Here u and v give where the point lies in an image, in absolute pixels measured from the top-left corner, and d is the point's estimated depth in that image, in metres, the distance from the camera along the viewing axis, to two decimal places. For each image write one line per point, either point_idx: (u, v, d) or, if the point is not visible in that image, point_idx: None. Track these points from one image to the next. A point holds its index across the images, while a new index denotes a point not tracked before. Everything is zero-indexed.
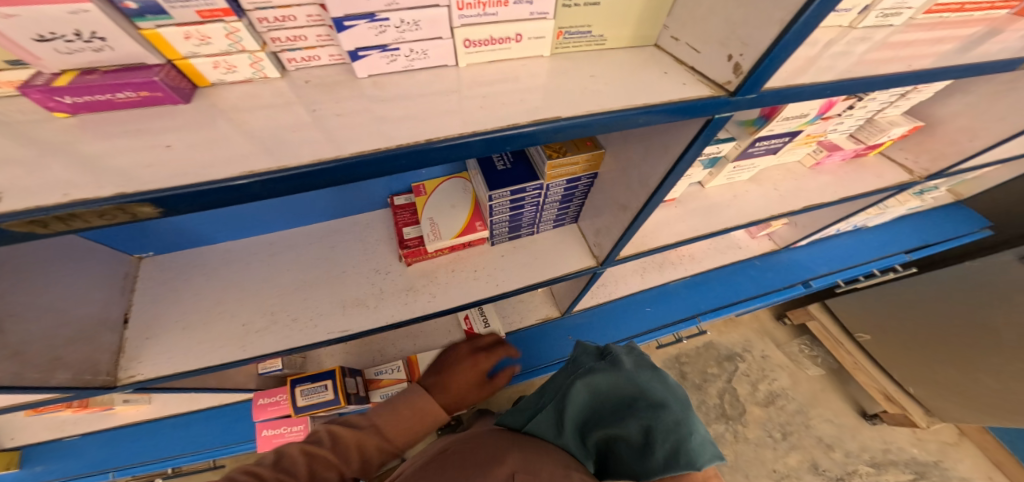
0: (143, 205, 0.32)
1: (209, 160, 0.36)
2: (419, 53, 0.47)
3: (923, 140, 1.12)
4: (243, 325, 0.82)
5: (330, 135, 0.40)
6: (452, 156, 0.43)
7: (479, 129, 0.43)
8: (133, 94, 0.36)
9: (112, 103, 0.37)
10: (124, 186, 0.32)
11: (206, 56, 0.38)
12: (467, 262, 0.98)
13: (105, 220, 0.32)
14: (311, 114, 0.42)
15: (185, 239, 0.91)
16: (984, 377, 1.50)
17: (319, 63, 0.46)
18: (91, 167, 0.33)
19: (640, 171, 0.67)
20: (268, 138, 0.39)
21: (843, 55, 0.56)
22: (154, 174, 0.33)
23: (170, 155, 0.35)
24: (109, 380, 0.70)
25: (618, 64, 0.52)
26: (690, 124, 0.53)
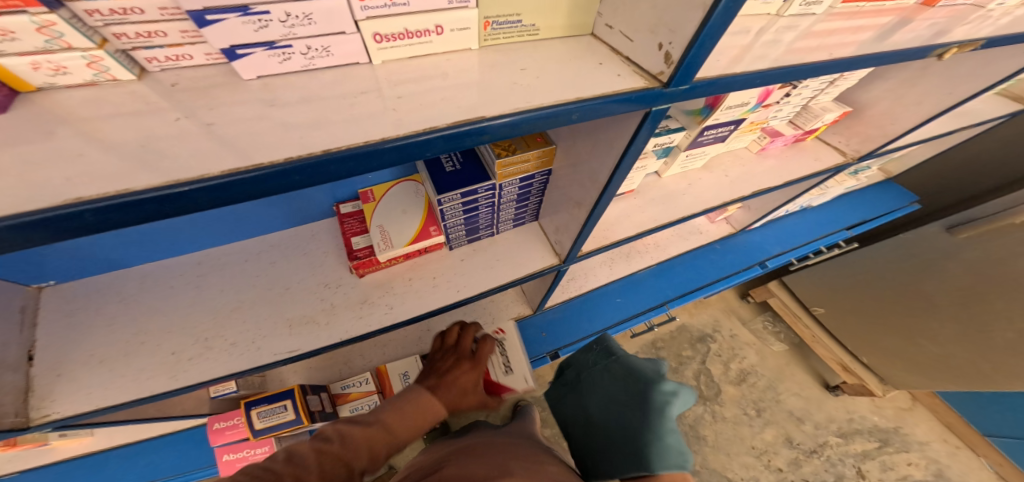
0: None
1: (33, 185, 0.29)
2: (320, 51, 0.41)
3: (851, 123, 1.13)
4: (173, 353, 0.75)
5: (223, 141, 0.35)
6: (361, 168, 0.37)
7: (388, 136, 0.37)
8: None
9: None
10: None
11: (19, 54, 0.31)
12: (424, 269, 0.93)
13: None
14: (184, 123, 0.36)
15: (98, 263, 0.81)
16: (926, 343, 1.58)
17: (193, 63, 0.40)
18: None
19: (590, 168, 0.64)
20: (144, 152, 0.33)
21: (773, 45, 0.53)
22: None
23: None
24: (19, 422, 0.61)
25: (551, 56, 0.47)
26: (629, 117, 0.49)
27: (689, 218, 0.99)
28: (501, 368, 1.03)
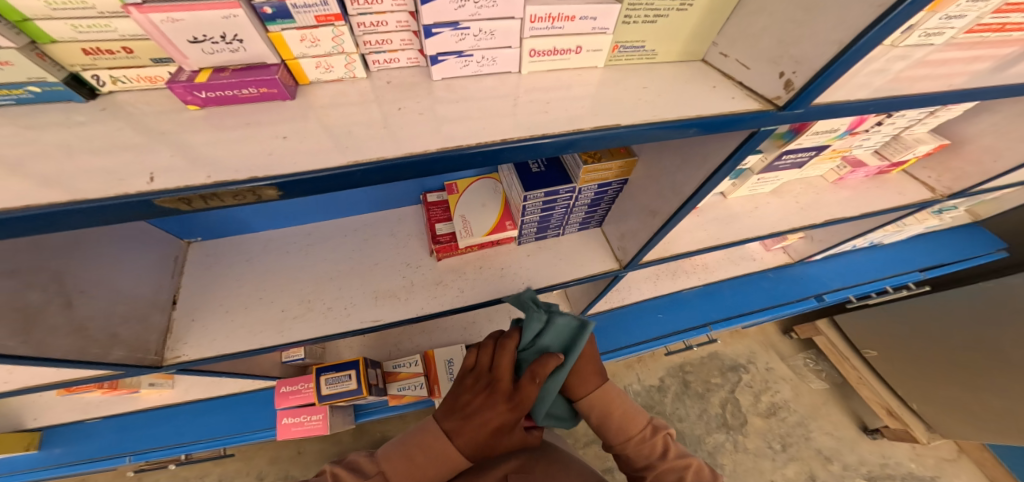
0: (272, 187, 0.36)
1: (313, 151, 0.40)
2: (488, 60, 0.51)
3: (947, 157, 1.15)
4: (282, 311, 0.85)
5: (391, 131, 0.44)
6: (520, 156, 0.46)
7: (547, 132, 0.46)
8: (255, 90, 0.42)
9: (232, 98, 0.43)
10: (256, 171, 0.37)
11: (313, 56, 0.44)
12: (494, 259, 1.01)
13: (234, 200, 0.36)
14: (396, 112, 0.47)
15: (231, 227, 0.95)
16: (988, 397, 1.59)
17: (398, 65, 0.52)
18: (217, 154, 0.38)
19: (673, 179, 0.71)
20: (340, 132, 0.43)
21: (881, 72, 0.61)
22: (274, 159, 0.38)
23: (286, 145, 0.40)
24: (157, 360, 0.73)
25: (667, 77, 0.56)
26: (734, 135, 0.56)
27: (747, 242, 1.05)
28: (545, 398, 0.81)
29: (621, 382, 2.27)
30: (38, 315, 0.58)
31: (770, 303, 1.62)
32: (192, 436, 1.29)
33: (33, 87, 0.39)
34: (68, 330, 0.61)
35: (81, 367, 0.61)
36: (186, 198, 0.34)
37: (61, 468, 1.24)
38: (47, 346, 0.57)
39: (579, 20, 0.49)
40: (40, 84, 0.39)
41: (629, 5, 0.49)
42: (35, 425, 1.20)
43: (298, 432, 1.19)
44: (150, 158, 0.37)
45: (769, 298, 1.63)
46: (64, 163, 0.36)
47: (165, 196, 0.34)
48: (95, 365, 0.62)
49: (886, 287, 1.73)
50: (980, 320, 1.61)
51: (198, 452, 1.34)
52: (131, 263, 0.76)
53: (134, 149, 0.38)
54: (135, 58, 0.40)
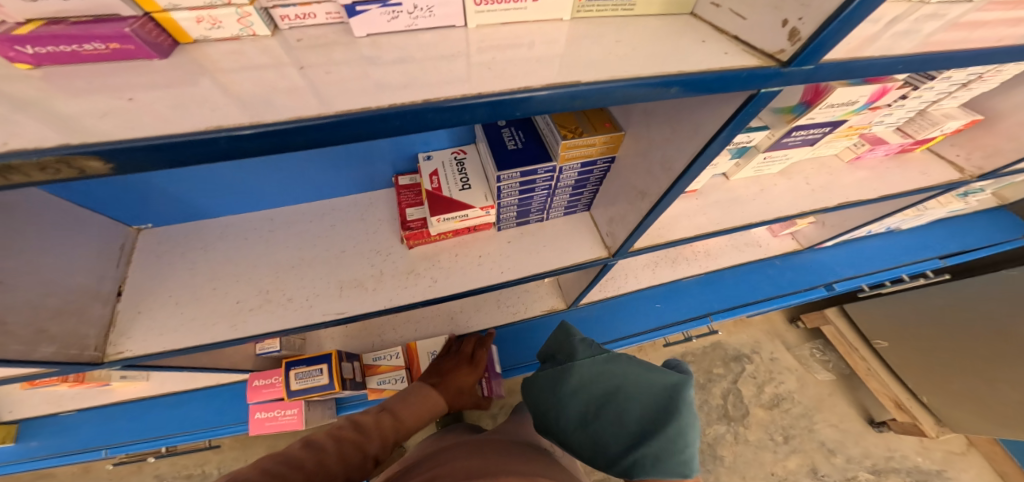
0: (95, 157, 0.27)
1: (175, 119, 0.31)
2: (422, 9, 0.41)
3: (976, 134, 1.03)
4: (237, 303, 0.79)
5: (302, 96, 0.36)
6: (453, 120, 0.37)
7: (481, 91, 0.36)
8: (103, 47, 0.33)
9: (81, 57, 0.34)
10: (89, 138, 0.28)
11: (190, 9, 0.35)
12: (470, 247, 0.93)
13: (41, 176, 0.27)
14: (303, 75, 0.38)
15: (183, 213, 0.88)
16: (1005, 387, 1.50)
17: (316, 22, 0.43)
18: (39, 124, 0.30)
19: (663, 150, 0.57)
20: (241, 97, 0.35)
21: (907, 34, 0.48)
22: (120, 129, 0.30)
23: (141, 111, 0.32)
24: (97, 356, 0.66)
25: (650, 31, 0.44)
26: (725, 102, 0.43)
27: (753, 228, 0.94)
28: (458, 183, 0.85)
29: None
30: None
31: (777, 292, 1.52)
32: (167, 429, 1.25)
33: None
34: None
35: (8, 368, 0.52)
36: None
37: (41, 461, 1.20)
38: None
39: None
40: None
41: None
42: (11, 417, 1.16)
43: (270, 427, 1.14)
44: None
45: (776, 286, 1.54)
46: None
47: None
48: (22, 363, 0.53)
49: (901, 275, 1.63)
50: (1003, 308, 1.50)
51: (176, 445, 1.30)
52: (66, 249, 0.68)
53: None
54: None
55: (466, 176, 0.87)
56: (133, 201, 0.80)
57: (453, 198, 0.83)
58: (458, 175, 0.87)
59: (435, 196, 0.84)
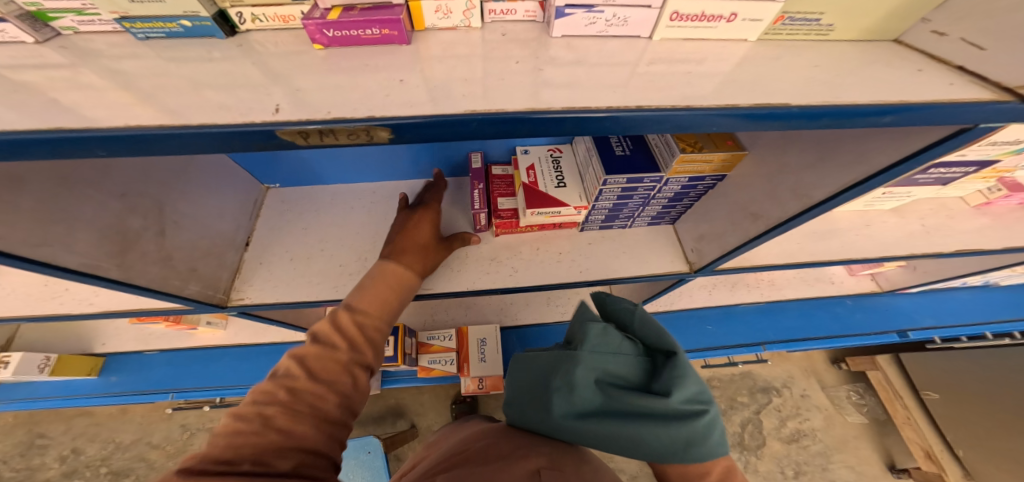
0: (387, 128, 0.33)
1: (414, 99, 0.36)
2: (619, 19, 0.42)
3: None
4: (339, 266, 0.88)
5: (517, 88, 0.38)
6: (651, 128, 0.38)
7: (689, 104, 0.37)
8: (378, 31, 0.39)
9: (359, 40, 0.41)
10: (375, 112, 0.34)
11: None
12: (552, 243, 0.96)
13: (345, 139, 0.34)
14: (509, 70, 0.41)
15: (303, 178, 0.99)
16: None
17: (513, 18, 0.46)
18: (324, 94, 0.36)
19: (798, 177, 0.56)
20: (443, 86, 0.38)
21: None
22: (390, 103, 0.36)
23: (403, 89, 0.37)
24: (223, 298, 0.78)
25: (848, 58, 0.41)
26: (918, 133, 0.41)
27: (847, 263, 0.93)
28: (554, 179, 0.88)
29: None
30: (137, 240, 0.64)
31: (838, 333, 1.49)
32: (230, 380, 1.33)
33: (185, 22, 0.39)
34: (157, 257, 0.67)
35: (162, 297, 0.66)
36: (304, 132, 0.32)
37: (112, 397, 1.31)
38: (132, 271, 0.62)
39: None
40: (192, 19, 0.39)
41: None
42: (103, 350, 1.31)
43: None
44: (272, 96, 0.36)
45: (842, 327, 1.50)
46: (203, 94, 0.36)
47: (286, 128, 0.32)
48: (173, 296, 0.67)
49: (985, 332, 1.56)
50: None
51: (234, 396, 1.39)
52: (220, 204, 0.83)
53: (251, 84, 0.38)
54: None
55: (561, 174, 0.90)
56: (269, 163, 0.91)
57: (550, 194, 0.86)
58: (554, 173, 0.90)
59: (529, 188, 0.87)
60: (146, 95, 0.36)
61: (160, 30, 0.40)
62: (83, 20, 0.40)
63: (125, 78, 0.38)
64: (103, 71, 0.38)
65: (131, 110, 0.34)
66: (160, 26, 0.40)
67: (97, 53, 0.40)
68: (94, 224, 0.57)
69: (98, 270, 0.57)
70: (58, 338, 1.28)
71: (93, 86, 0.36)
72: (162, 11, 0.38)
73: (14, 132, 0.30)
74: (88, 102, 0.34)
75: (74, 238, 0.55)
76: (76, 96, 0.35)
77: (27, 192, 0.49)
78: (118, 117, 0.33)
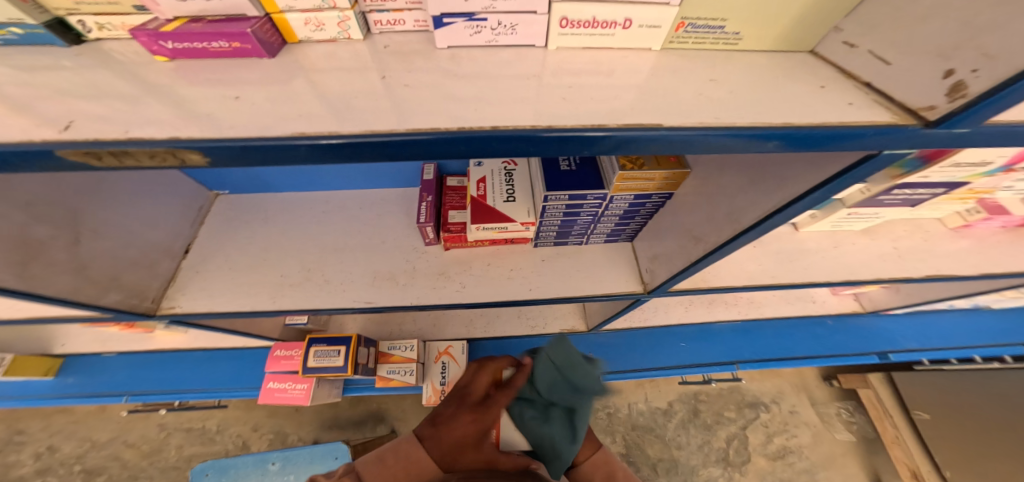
0: (194, 152, 0.29)
1: (266, 112, 0.33)
2: (506, 27, 0.38)
3: None
4: (280, 277, 0.85)
5: (379, 102, 0.34)
6: (525, 151, 0.33)
7: (553, 124, 0.32)
8: (225, 44, 0.35)
9: (210, 52, 0.37)
10: (195, 130, 0.30)
11: (299, 10, 0.37)
12: (504, 259, 0.92)
13: (155, 163, 0.30)
14: (385, 82, 0.37)
15: (254, 185, 0.96)
16: None
17: (403, 29, 0.42)
18: (161, 104, 0.33)
19: (733, 200, 0.52)
20: (301, 97, 0.35)
21: None
22: (222, 120, 0.31)
23: (238, 106, 0.33)
24: (152, 308, 0.75)
25: (751, 70, 0.37)
26: (830, 159, 0.37)
27: (815, 287, 0.89)
28: (503, 194, 0.84)
29: (625, 399, 2.19)
30: (43, 250, 0.59)
31: (821, 353, 1.44)
32: (187, 385, 1.30)
33: (13, 29, 0.36)
34: (67, 268, 0.62)
35: (73, 307, 0.61)
36: (95, 153, 0.29)
37: (68, 398, 1.28)
38: (30, 283, 0.57)
39: None
40: (21, 26, 0.36)
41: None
42: (61, 351, 1.29)
43: (280, 398, 1.15)
44: (100, 106, 0.32)
45: (826, 347, 1.44)
46: (24, 104, 0.33)
47: (68, 149, 0.28)
48: (87, 306, 0.63)
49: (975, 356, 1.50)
50: None
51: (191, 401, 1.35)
52: (155, 212, 0.79)
53: (85, 93, 0.34)
54: (116, 4, 0.35)
55: (513, 188, 0.86)
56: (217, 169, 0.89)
57: (496, 208, 0.82)
58: (505, 186, 0.86)
59: (478, 203, 0.84)
60: None
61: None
62: None
63: None
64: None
65: None
66: None
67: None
68: None
69: None
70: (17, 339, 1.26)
71: None
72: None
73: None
74: None
75: None
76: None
77: None
78: None
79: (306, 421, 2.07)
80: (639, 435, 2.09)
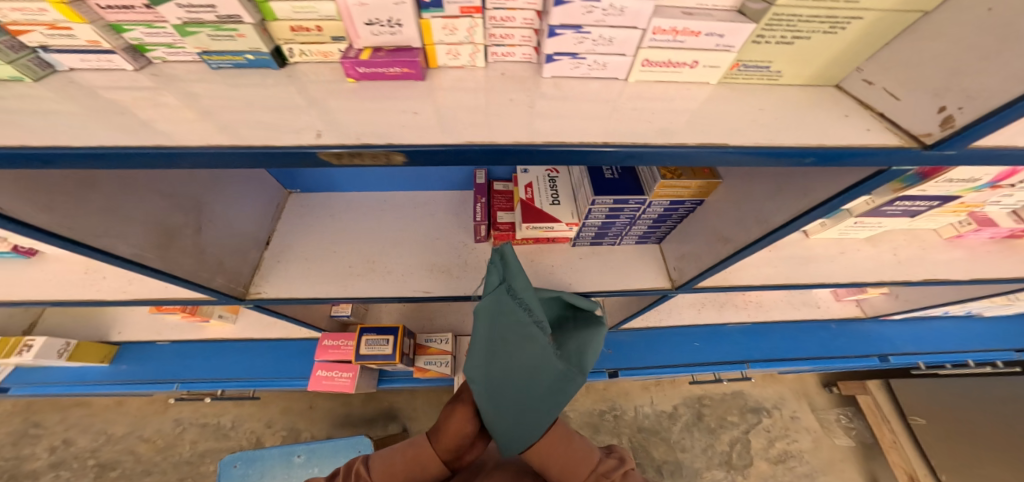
0: (400, 153, 0.40)
1: (436, 129, 0.44)
2: (600, 64, 0.48)
3: None
4: (347, 267, 0.95)
5: (513, 122, 0.46)
6: (625, 160, 0.44)
7: (651, 141, 0.43)
8: (398, 70, 0.47)
9: (385, 75, 0.48)
10: (393, 140, 0.41)
11: (447, 44, 0.48)
12: (545, 256, 1.03)
13: (369, 161, 0.41)
14: (515, 106, 0.48)
15: (323, 186, 1.08)
16: None
17: (512, 59, 0.53)
18: (358, 120, 0.44)
19: (760, 207, 0.63)
20: (456, 116, 0.46)
21: None
22: (408, 131, 0.43)
23: (416, 121, 0.44)
24: (243, 292, 0.85)
25: (788, 101, 0.48)
26: (847, 173, 0.48)
27: (823, 287, 1.00)
28: (549, 197, 0.96)
29: (631, 402, 2.28)
30: (177, 237, 0.70)
31: (825, 355, 1.55)
32: (235, 373, 1.38)
33: (248, 55, 0.47)
34: (193, 252, 0.73)
35: (195, 288, 0.71)
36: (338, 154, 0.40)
37: (120, 385, 1.35)
38: (171, 263, 0.67)
39: (705, 36, 0.42)
40: (254, 53, 0.47)
41: (768, 24, 0.41)
42: (117, 338, 1.37)
43: (327, 386, 1.23)
44: (315, 119, 0.44)
45: (830, 349, 1.55)
46: (257, 116, 0.44)
47: (326, 151, 0.39)
48: (204, 288, 0.72)
49: (969, 360, 1.61)
50: None
51: (233, 389, 1.43)
52: (247, 208, 0.90)
53: (297, 109, 0.45)
54: (321, 36, 0.46)
55: (556, 193, 0.97)
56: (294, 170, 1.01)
57: (544, 210, 0.93)
58: (549, 191, 0.98)
59: (526, 205, 0.95)
60: (214, 115, 0.43)
61: (230, 61, 0.48)
62: (172, 51, 0.48)
63: (199, 99, 0.45)
64: (186, 94, 0.46)
65: (208, 129, 0.42)
66: (229, 59, 0.47)
67: (174, 77, 0.48)
68: (145, 221, 0.64)
69: (145, 260, 0.62)
70: (77, 326, 1.36)
71: (177, 107, 0.44)
72: (232, 47, 0.46)
73: (120, 146, 0.38)
74: (171, 119, 0.42)
75: (129, 232, 0.61)
76: (169, 116, 0.42)
77: (97, 191, 0.57)
78: (198, 134, 0.41)
79: (318, 419, 2.13)
80: (646, 437, 2.17)
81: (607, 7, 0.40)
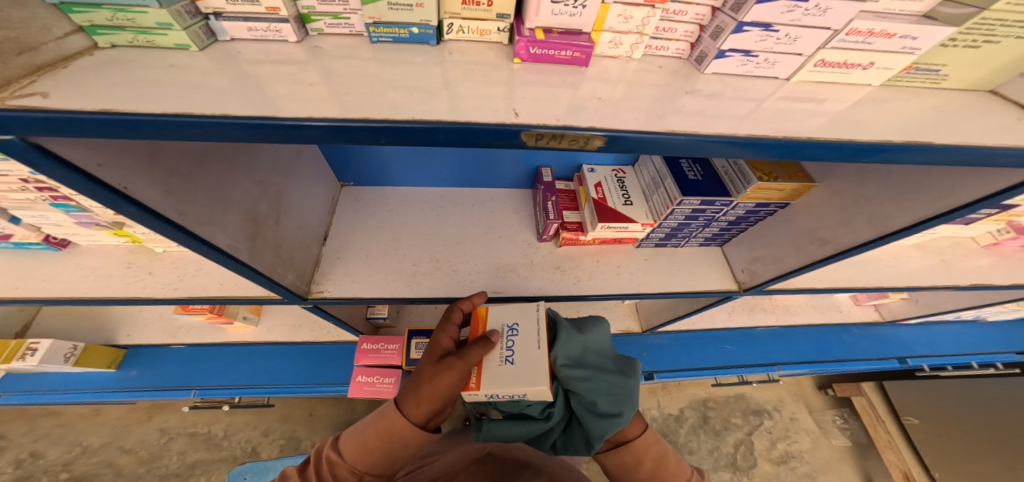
0: (603, 137, 0.40)
1: (622, 117, 0.42)
2: (767, 63, 0.48)
3: None
4: (412, 265, 0.89)
5: (693, 113, 0.44)
6: (813, 155, 0.44)
7: (849, 137, 0.42)
8: (570, 54, 0.47)
9: (552, 59, 0.48)
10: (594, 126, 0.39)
11: (613, 32, 0.47)
12: (612, 257, 1.00)
13: (565, 144, 0.41)
14: (687, 98, 0.47)
15: (378, 177, 1.02)
16: None
17: (663, 53, 0.53)
18: (542, 104, 0.42)
19: (875, 208, 0.65)
20: (634, 104, 0.44)
21: None
22: (601, 116, 0.42)
23: (603, 107, 0.43)
24: (306, 291, 0.79)
25: (960, 106, 0.48)
26: (999, 176, 0.50)
27: (880, 291, 1.03)
28: (621, 197, 0.95)
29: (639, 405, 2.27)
30: (263, 226, 0.65)
31: (848, 357, 1.59)
32: (258, 379, 1.29)
33: (414, 29, 0.46)
34: (275, 245, 0.68)
35: (275, 287, 0.65)
36: (539, 135, 0.39)
37: (129, 391, 1.23)
38: (257, 256, 0.62)
39: (897, 38, 0.43)
40: (421, 26, 0.46)
41: (968, 27, 0.42)
42: (124, 342, 1.25)
43: (370, 391, 1.17)
44: (497, 101, 0.42)
45: (851, 352, 1.60)
46: (435, 95, 0.41)
47: (530, 131, 0.39)
48: (282, 286, 0.66)
49: (974, 362, 1.70)
50: None
51: (252, 397, 1.32)
52: (313, 200, 0.85)
53: (472, 89, 0.43)
54: (488, 11, 0.46)
55: (627, 193, 0.97)
56: (351, 161, 0.95)
57: (619, 210, 0.92)
58: (619, 191, 0.97)
59: (599, 204, 0.93)
60: (392, 93, 0.41)
61: (391, 35, 0.46)
62: (333, 22, 0.46)
63: (365, 75, 0.42)
64: (350, 70, 0.43)
65: (394, 106, 0.39)
66: (394, 31, 0.46)
67: (323, 53, 0.45)
68: (239, 208, 0.60)
69: (237, 252, 0.57)
70: (80, 327, 1.23)
71: (347, 82, 0.41)
72: (403, 18, 0.45)
73: (328, 119, 0.36)
74: (351, 95, 0.39)
75: (227, 221, 0.57)
76: (348, 91, 0.39)
77: (206, 173, 0.53)
78: (387, 112, 0.38)
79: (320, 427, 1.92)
80: None
81: (811, 7, 0.41)
